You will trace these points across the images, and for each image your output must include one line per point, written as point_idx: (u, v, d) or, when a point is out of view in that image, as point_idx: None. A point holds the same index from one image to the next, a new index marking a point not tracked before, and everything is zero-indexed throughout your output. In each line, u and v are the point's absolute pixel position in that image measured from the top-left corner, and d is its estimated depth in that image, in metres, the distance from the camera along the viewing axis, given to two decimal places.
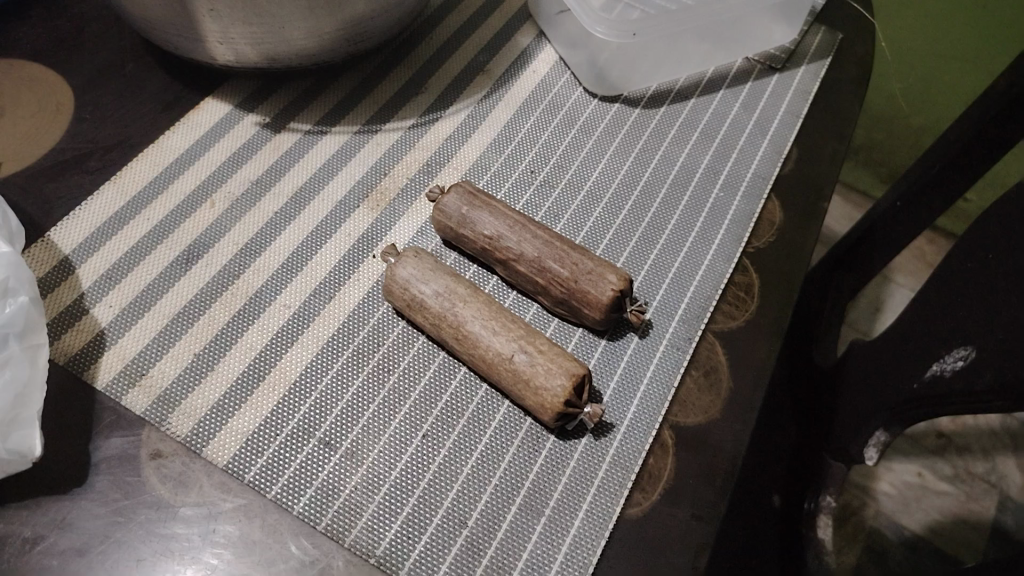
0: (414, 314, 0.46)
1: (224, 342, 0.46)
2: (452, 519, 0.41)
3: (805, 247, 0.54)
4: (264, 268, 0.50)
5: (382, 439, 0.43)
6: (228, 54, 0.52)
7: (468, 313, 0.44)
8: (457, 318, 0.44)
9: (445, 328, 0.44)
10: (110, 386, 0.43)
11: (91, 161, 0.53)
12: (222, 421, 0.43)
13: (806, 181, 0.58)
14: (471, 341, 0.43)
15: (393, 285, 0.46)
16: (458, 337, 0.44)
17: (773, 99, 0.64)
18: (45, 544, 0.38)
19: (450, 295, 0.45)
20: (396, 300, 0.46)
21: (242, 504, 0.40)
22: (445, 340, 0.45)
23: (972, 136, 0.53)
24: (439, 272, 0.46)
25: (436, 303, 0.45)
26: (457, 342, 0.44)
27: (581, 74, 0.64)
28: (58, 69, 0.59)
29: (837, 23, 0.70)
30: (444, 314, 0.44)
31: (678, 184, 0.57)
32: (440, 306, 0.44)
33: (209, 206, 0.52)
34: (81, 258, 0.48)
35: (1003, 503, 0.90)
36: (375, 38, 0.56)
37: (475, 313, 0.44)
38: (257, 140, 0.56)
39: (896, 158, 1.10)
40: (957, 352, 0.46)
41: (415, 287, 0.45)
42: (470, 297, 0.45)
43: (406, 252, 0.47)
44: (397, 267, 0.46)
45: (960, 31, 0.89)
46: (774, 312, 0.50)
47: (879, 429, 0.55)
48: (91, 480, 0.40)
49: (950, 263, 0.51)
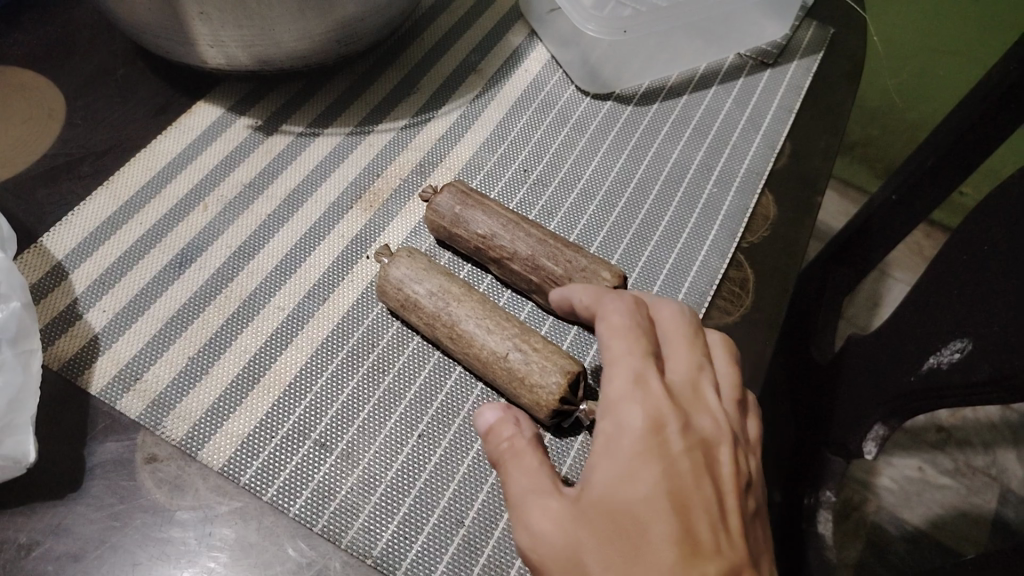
0: (408, 314, 0.45)
1: (218, 345, 0.46)
2: (449, 518, 0.41)
3: (800, 240, 0.53)
4: (257, 271, 0.50)
5: (378, 440, 0.43)
6: (219, 57, 0.52)
7: (463, 311, 0.44)
8: (451, 317, 0.44)
9: (439, 328, 0.44)
10: (104, 391, 0.43)
11: (84, 167, 0.53)
12: (217, 424, 0.43)
13: (800, 175, 0.58)
14: (465, 340, 0.43)
15: (387, 285, 0.46)
16: (453, 336, 0.44)
17: (766, 95, 0.64)
18: (41, 550, 0.38)
19: (444, 294, 0.45)
20: (390, 300, 0.46)
21: (238, 507, 0.40)
22: (439, 340, 0.45)
23: (966, 129, 0.53)
24: (433, 273, 0.46)
25: (430, 302, 0.44)
26: (453, 342, 0.44)
27: (572, 72, 0.64)
28: (49, 75, 0.59)
29: (828, 18, 0.70)
30: (438, 313, 0.44)
31: (671, 180, 0.57)
32: (435, 306, 0.44)
33: (202, 209, 0.52)
34: (74, 264, 0.48)
35: (1004, 496, 0.89)
36: (366, 39, 0.56)
37: (469, 312, 0.44)
38: (249, 143, 0.56)
39: (892, 153, 1.11)
40: (954, 344, 0.46)
41: (409, 286, 0.45)
42: (465, 296, 0.45)
43: (400, 253, 0.47)
44: (391, 268, 0.46)
45: (953, 24, 0.89)
46: (771, 306, 0.50)
47: (878, 424, 0.55)
48: (86, 485, 0.40)
49: (947, 254, 0.50)
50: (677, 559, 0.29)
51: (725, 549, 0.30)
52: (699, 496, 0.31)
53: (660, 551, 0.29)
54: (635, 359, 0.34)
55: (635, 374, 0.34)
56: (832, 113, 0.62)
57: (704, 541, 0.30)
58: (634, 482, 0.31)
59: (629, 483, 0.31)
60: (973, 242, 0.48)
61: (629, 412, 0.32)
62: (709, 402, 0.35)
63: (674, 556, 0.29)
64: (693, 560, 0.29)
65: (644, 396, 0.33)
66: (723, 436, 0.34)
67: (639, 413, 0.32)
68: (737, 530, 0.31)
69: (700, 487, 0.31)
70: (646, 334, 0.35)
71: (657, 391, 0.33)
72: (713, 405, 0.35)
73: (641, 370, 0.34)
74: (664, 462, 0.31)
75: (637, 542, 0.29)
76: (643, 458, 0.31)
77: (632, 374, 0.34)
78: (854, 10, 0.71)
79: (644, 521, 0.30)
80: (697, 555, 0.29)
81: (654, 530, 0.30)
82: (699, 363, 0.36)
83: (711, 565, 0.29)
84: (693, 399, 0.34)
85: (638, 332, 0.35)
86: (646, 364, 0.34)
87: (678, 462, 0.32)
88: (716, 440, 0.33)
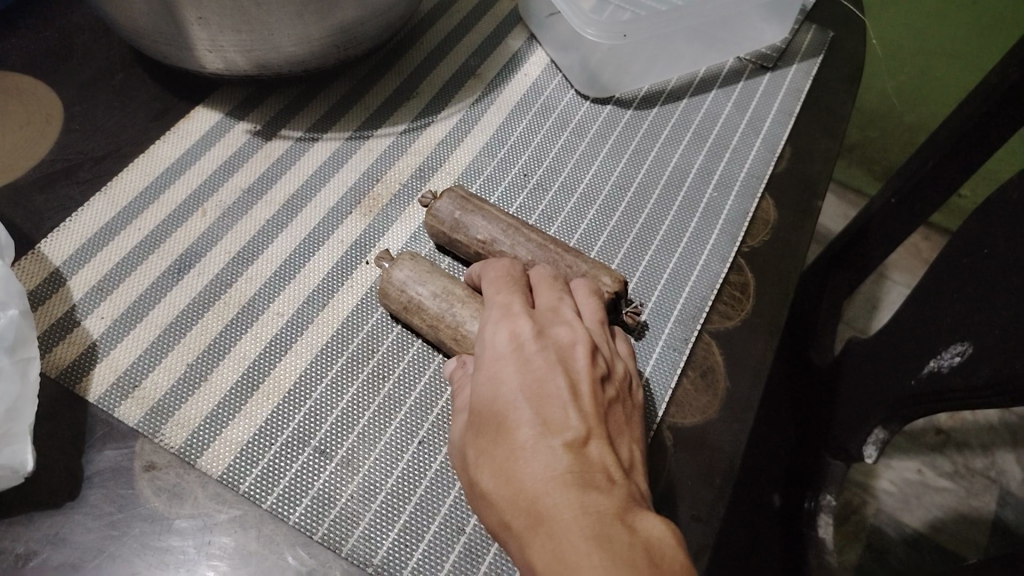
0: (411, 316, 0.45)
1: (216, 352, 0.46)
2: (451, 525, 0.41)
3: (800, 245, 0.53)
4: (257, 276, 0.49)
5: (379, 446, 0.43)
6: (217, 62, 0.51)
7: (466, 313, 0.43)
8: (455, 318, 0.43)
9: (444, 332, 0.44)
10: (103, 399, 0.43)
11: (81, 172, 0.53)
12: (216, 432, 0.42)
13: (799, 179, 0.58)
14: (469, 342, 0.43)
15: (389, 289, 0.45)
16: (456, 337, 0.43)
17: (765, 98, 0.64)
18: (38, 560, 0.37)
19: (447, 296, 0.44)
20: (392, 303, 0.46)
21: (238, 515, 0.40)
22: (444, 343, 0.44)
23: (965, 133, 0.53)
24: (435, 275, 0.46)
25: (434, 304, 0.44)
26: (458, 345, 0.43)
27: (572, 77, 0.64)
28: (46, 80, 0.59)
29: (826, 22, 0.70)
30: (442, 314, 0.44)
31: (671, 185, 0.57)
32: (439, 307, 0.44)
33: (201, 215, 0.52)
34: (72, 270, 0.48)
35: (1003, 498, 0.90)
36: (365, 44, 0.56)
37: (473, 313, 0.43)
38: (248, 148, 0.56)
39: (891, 153, 1.11)
40: (955, 347, 0.46)
41: (411, 289, 0.45)
42: (469, 299, 0.44)
43: (402, 256, 0.47)
44: (393, 270, 0.46)
45: (951, 27, 0.89)
46: (771, 312, 0.50)
47: (877, 428, 0.55)
48: (84, 493, 0.40)
49: (947, 258, 0.50)
50: (531, 434, 0.32)
51: (576, 424, 0.33)
52: (553, 384, 0.34)
53: (518, 431, 0.32)
54: (501, 295, 0.39)
55: (500, 304, 0.38)
56: (831, 118, 0.62)
57: (554, 419, 0.33)
58: (494, 383, 0.35)
59: (493, 384, 0.35)
60: (972, 246, 0.48)
61: (493, 334, 0.37)
62: (567, 316, 0.38)
63: (529, 433, 0.32)
64: (543, 436, 0.32)
65: (507, 319, 0.37)
66: (579, 339, 0.37)
67: (502, 331, 0.37)
68: (592, 410, 0.34)
69: (554, 378, 0.34)
70: (512, 277, 0.40)
71: (518, 312, 0.38)
72: (571, 318, 0.38)
73: (505, 301, 0.39)
74: (521, 367, 0.35)
75: (499, 428, 0.33)
76: (504, 363, 0.35)
77: (498, 305, 0.38)
78: (853, 13, 0.71)
79: (504, 412, 0.33)
80: (548, 430, 0.32)
81: (511, 418, 0.33)
82: (558, 292, 0.40)
83: (557, 439, 0.32)
84: (551, 316, 0.38)
85: (504, 276, 0.40)
86: (510, 299, 0.39)
87: (534, 361, 0.35)
88: (574, 343, 0.37)
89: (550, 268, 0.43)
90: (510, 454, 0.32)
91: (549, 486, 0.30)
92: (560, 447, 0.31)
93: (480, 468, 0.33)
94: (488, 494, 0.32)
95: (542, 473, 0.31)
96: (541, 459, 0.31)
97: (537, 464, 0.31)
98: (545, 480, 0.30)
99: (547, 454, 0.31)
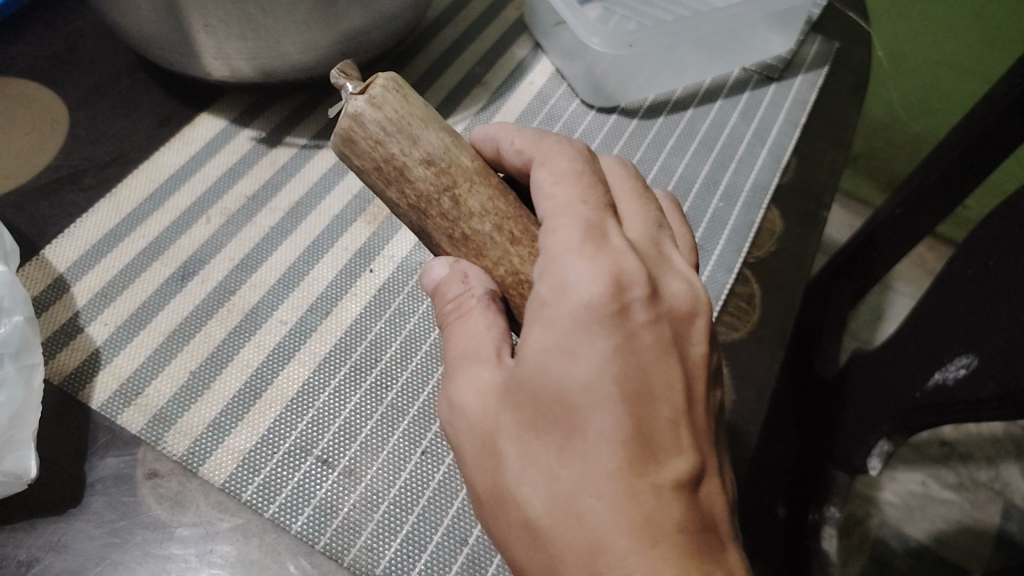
0: (387, 185, 0.35)
1: (220, 360, 0.46)
2: (453, 536, 0.41)
3: (804, 257, 0.54)
4: (260, 284, 0.49)
5: (381, 457, 0.43)
6: (223, 69, 0.51)
7: (473, 203, 0.34)
8: (456, 205, 0.34)
9: (436, 221, 0.35)
10: (106, 406, 0.43)
11: (86, 179, 0.53)
12: (219, 439, 0.42)
13: (805, 190, 0.58)
14: (472, 243, 0.35)
15: (355, 137, 0.34)
16: (455, 234, 0.35)
17: (772, 108, 0.64)
18: (41, 566, 0.37)
19: (446, 169, 0.34)
20: (362, 161, 0.34)
21: (239, 524, 0.39)
22: (432, 233, 0.35)
23: (972, 144, 0.53)
24: (427, 126, 0.35)
25: (425, 178, 0.34)
26: (454, 244, 0.35)
27: (578, 86, 0.64)
28: (52, 86, 0.59)
29: (831, 32, 0.71)
30: (434, 196, 0.34)
31: (677, 194, 0.57)
32: (431, 185, 0.34)
33: (206, 222, 0.52)
34: (76, 277, 0.48)
35: (1008, 511, 0.89)
36: (371, 53, 0.56)
37: (484, 207, 0.35)
38: (252, 155, 0.56)
39: (896, 163, 1.11)
40: (960, 360, 0.45)
41: (390, 145, 0.34)
42: (477, 181, 0.35)
43: (380, 81, 0.34)
44: (365, 111, 0.34)
45: (955, 36, 0.89)
46: (776, 324, 0.50)
47: (883, 440, 0.54)
48: (86, 500, 0.40)
49: (953, 269, 0.50)
50: (620, 463, 0.28)
51: (685, 452, 0.29)
52: (659, 379, 0.30)
53: (602, 453, 0.28)
54: (589, 212, 0.33)
55: (596, 231, 0.32)
56: (836, 128, 0.62)
57: (657, 440, 0.29)
58: (570, 359, 0.29)
59: (566, 360, 0.29)
60: (978, 257, 0.48)
61: (581, 275, 0.30)
62: (677, 269, 0.34)
63: (619, 459, 0.28)
64: (642, 470, 0.28)
65: (602, 254, 0.31)
66: (695, 308, 0.33)
67: (597, 277, 0.30)
68: (701, 430, 0.31)
69: (661, 371, 0.30)
70: (599, 188, 0.34)
71: (616, 247, 0.32)
72: (680, 271, 0.34)
73: (602, 230, 0.32)
74: (620, 330, 0.30)
75: (572, 429, 0.29)
76: (594, 331, 0.30)
77: (594, 232, 0.32)
78: (857, 25, 0.71)
79: (575, 406, 0.29)
80: (651, 463, 0.29)
81: (590, 426, 0.29)
82: (659, 228, 0.35)
83: (662, 476, 0.29)
84: (659, 263, 0.33)
85: (588, 180, 0.34)
86: (609, 226, 0.33)
87: (641, 335, 0.30)
88: (690, 314, 0.33)
89: (637, 189, 0.37)
90: (585, 481, 0.28)
91: (637, 548, 0.27)
92: (666, 489, 0.28)
93: (527, 485, 0.30)
94: (542, 527, 0.29)
95: (639, 530, 0.27)
96: (638, 502, 0.28)
97: (630, 511, 0.28)
98: (633, 535, 0.27)
99: (644, 494, 0.28)
